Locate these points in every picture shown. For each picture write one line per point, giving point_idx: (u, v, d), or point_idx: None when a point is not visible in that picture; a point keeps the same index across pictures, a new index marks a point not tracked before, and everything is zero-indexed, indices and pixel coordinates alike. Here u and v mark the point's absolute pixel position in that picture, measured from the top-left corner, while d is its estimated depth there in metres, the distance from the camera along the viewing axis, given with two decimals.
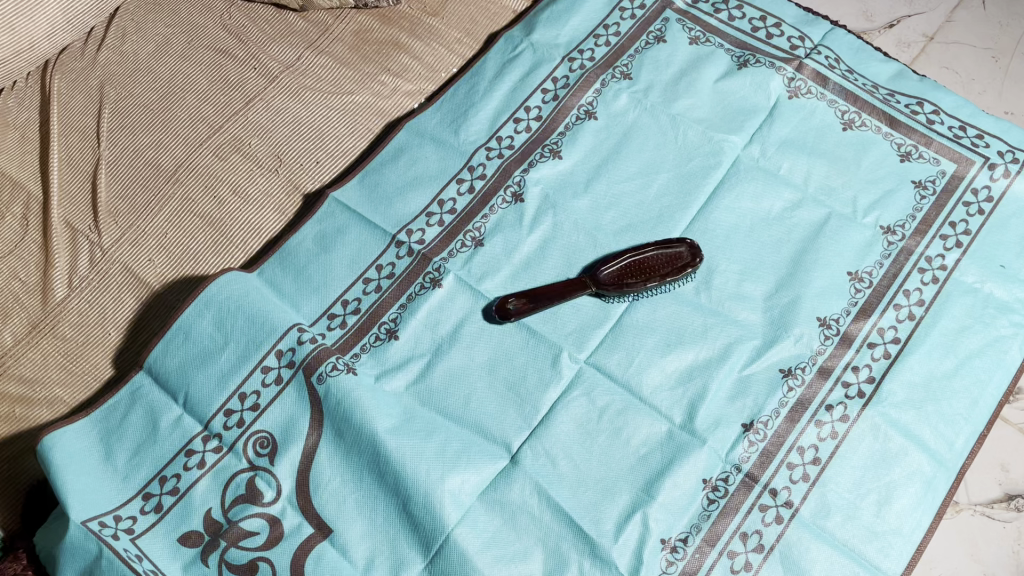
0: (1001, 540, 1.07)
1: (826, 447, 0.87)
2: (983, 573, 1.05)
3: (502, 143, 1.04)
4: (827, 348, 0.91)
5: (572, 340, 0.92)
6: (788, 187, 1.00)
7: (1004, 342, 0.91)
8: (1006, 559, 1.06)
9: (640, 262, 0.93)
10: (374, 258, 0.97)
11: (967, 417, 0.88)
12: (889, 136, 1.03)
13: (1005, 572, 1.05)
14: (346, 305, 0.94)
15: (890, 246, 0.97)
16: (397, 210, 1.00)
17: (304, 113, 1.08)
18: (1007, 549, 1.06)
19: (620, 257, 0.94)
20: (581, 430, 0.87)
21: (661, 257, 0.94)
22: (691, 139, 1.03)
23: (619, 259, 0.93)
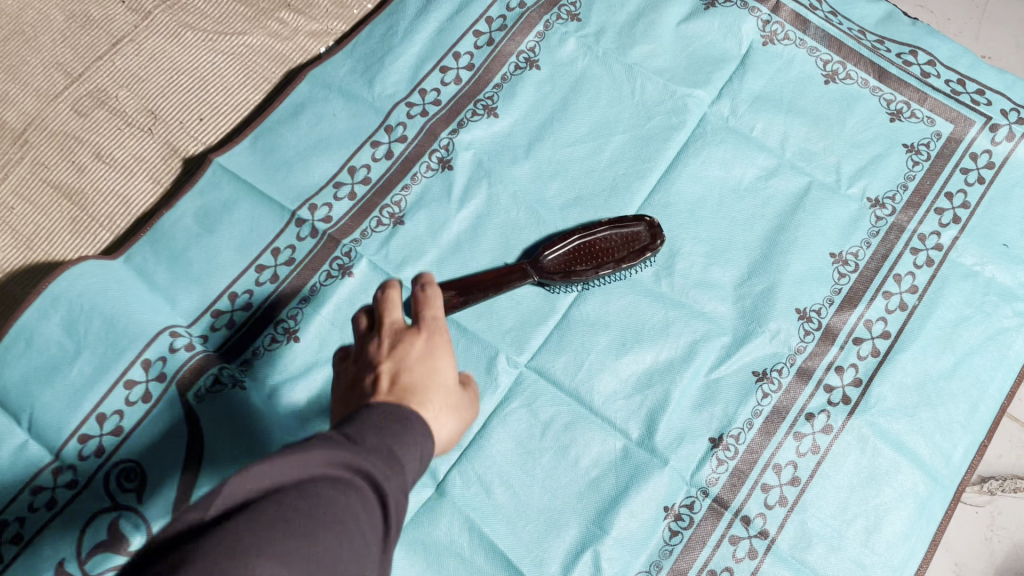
0: (972, 525, 0.91)
1: (807, 465, 0.74)
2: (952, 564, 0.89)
3: (425, 97, 0.87)
4: (807, 346, 0.78)
5: (511, 340, 0.77)
6: (762, 151, 0.85)
7: (1008, 335, 0.79)
8: (978, 546, 0.90)
9: (594, 243, 0.78)
10: (270, 240, 0.80)
11: (965, 425, 0.76)
12: (877, 91, 0.88)
13: (976, 562, 0.90)
14: (234, 299, 0.77)
15: (878, 222, 0.83)
16: (298, 180, 0.82)
17: (186, 59, 0.88)
18: (979, 535, 0.91)
19: (570, 237, 0.78)
20: (521, 450, 0.73)
21: (620, 235, 0.78)
22: (650, 93, 0.87)
23: (568, 238, 0.78)
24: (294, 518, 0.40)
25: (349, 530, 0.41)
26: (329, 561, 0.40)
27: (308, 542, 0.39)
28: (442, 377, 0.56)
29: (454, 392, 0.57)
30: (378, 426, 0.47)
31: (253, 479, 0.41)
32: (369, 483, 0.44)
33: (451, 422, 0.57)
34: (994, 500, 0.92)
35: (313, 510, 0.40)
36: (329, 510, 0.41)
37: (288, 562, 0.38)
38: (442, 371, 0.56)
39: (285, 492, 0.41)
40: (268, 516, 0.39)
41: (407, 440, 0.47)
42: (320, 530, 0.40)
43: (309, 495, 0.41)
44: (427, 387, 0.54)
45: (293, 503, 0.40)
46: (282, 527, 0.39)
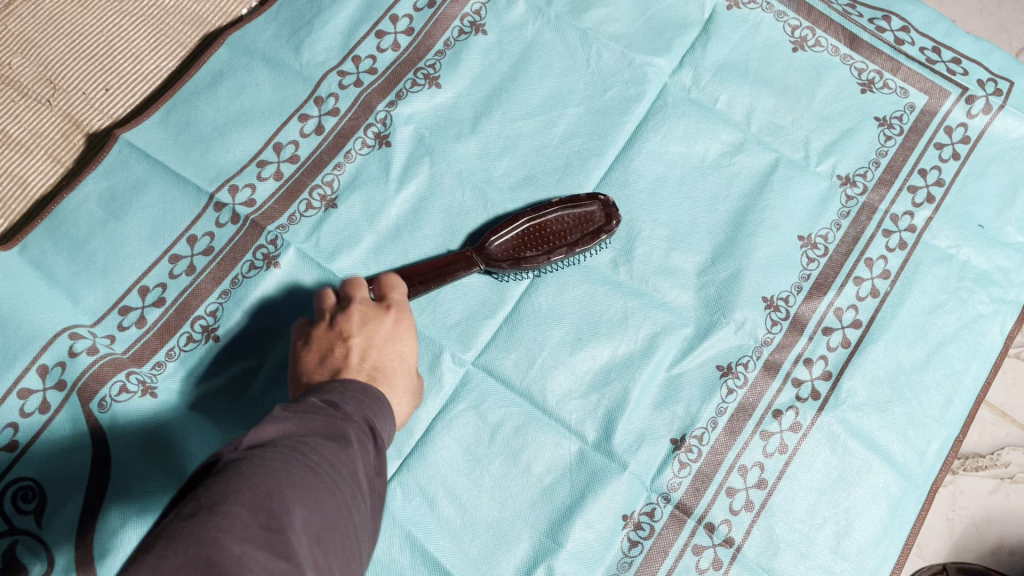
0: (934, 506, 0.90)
1: (774, 466, 0.69)
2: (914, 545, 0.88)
3: (359, 65, 0.78)
4: (774, 337, 0.73)
5: (456, 336, 0.70)
6: (726, 125, 0.79)
7: (983, 323, 0.75)
8: (940, 527, 0.89)
9: (547, 225, 0.71)
10: (184, 227, 0.72)
11: (939, 420, 0.72)
12: (848, 60, 0.82)
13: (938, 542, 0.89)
14: (145, 294, 0.69)
15: (848, 201, 0.78)
16: (217, 159, 0.74)
17: (88, 21, 0.77)
18: (941, 515, 0.90)
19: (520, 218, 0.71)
20: (467, 458, 0.67)
21: (574, 215, 0.72)
22: (607, 62, 0.80)
23: (519, 220, 0.71)
24: (319, 466, 0.45)
25: (358, 486, 0.47)
26: (344, 509, 0.45)
27: (329, 489, 0.45)
28: (405, 358, 0.62)
29: (413, 376, 0.63)
30: (374, 397, 0.53)
31: (278, 430, 0.47)
32: (370, 446, 0.50)
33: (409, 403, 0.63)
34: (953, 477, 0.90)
35: (333, 463, 0.46)
36: (345, 464, 0.46)
37: (317, 504, 0.43)
38: (404, 353, 0.62)
39: (306, 443, 0.46)
40: (302, 463, 0.45)
41: (388, 414, 0.53)
42: (337, 482, 0.45)
43: (329, 448, 0.46)
44: (398, 365, 0.61)
45: (319, 454, 0.46)
46: (311, 475, 0.44)
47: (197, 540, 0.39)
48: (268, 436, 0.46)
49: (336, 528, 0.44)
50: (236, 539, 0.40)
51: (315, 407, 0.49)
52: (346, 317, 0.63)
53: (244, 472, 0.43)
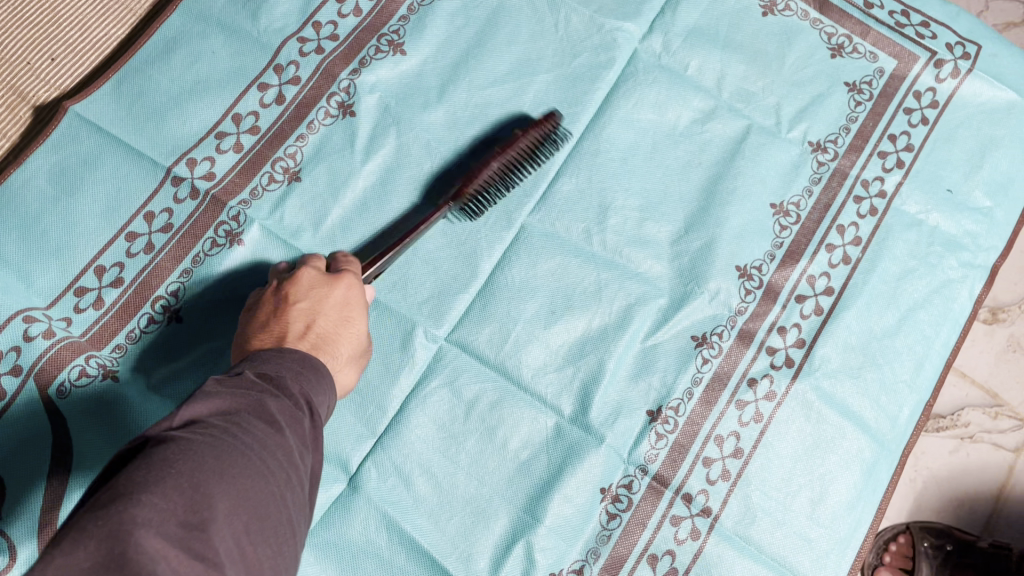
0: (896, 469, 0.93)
1: (750, 435, 0.69)
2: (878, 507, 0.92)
3: (320, 31, 0.75)
4: (748, 306, 0.73)
5: (427, 311, 0.69)
6: (697, 92, 0.78)
7: (953, 288, 0.75)
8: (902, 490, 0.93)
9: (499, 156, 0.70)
10: (141, 204, 0.69)
11: (910, 385, 0.72)
12: (818, 24, 0.81)
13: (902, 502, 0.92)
14: (101, 274, 0.67)
15: (820, 168, 0.77)
16: (173, 132, 0.71)
17: None
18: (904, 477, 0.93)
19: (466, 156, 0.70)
20: (442, 435, 0.66)
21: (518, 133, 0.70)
22: (576, 27, 0.78)
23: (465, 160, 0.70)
24: (246, 453, 0.43)
25: (288, 473, 0.45)
26: (271, 497, 0.43)
27: (256, 477, 0.43)
28: (354, 331, 0.61)
29: (361, 347, 0.62)
30: (308, 377, 0.52)
31: (203, 413, 0.45)
32: (299, 426, 0.48)
33: (354, 370, 0.62)
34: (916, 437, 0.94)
35: (262, 450, 0.44)
36: (274, 451, 0.45)
37: (243, 494, 0.41)
38: (354, 322, 0.61)
39: (232, 428, 0.44)
40: (228, 448, 0.43)
41: (324, 387, 0.52)
42: (266, 470, 0.43)
43: (256, 432, 0.45)
44: (344, 333, 0.60)
45: (246, 441, 0.44)
46: (238, 461, 0.42)
47: (111, 533, 0.36)
48: (191, 419, 0.44)
49: (263, 517, 0.42)
50: (155, 533, 0.37)
51: (245, 388, 0.47)
52: (294, 280, 0.61)
53: (168, 457, 0.40)
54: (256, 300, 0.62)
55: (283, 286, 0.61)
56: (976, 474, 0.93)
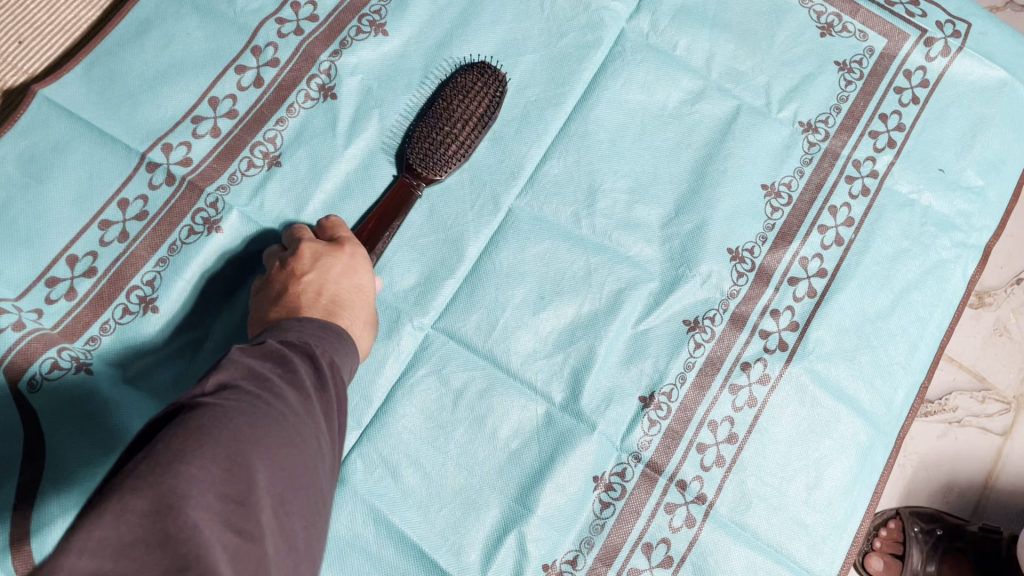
0: None
1: (744, 420, 0.68)
2: None
3: (299, 11, 0.73)
4: (740, 290, 0.71)
5: (413, 298, 0.67)
6: (686, 73, 0.77)
7: (946, 268, 0.74)
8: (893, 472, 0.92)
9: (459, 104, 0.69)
10: (114, 190, 0.66)
11: (905, 367, 0.71)
12: (807, 2, 0.80)
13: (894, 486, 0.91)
14: (73, 263, 0.64)
15: (811, 148, 0.76)
16: (147, 116, 0.69)
17: None
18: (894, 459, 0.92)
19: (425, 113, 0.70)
20: (431, 424, 0.64)
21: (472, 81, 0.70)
22: (562, 6, 0.76)
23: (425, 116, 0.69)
24: (279, 421, 0.42)
25: (317, 442, 0.44)
26: (303, 467, 0.43)
27: (289, 447, 0.42)
28: (364, 293, 0.59)
29: (372, 308, 0.60)
30: (332, 343, 0.50)
31: (234, 376, 0.43)
32: (327, 393, 0.47)
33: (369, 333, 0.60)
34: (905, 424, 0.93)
35: (294, 418, 0.43)
36: (305, 419, 0.44)
37: (277, 464, 0.41)
38: (357, 283, 0.59)
39: (264, 393, 0.43)
40: (263, 415, 0.41)
41: (349, 352, 0.51)
42: (298, 439, 0.42)
43: (287, 399, 0.43)
44: (353, 296, 0.58)
45: (279, 408, 0.42)
46: (271, 430, 0.41)
47: (156, 505, 0.35)
48: (222, 383, 0.42)
49: (295, 487, 0.41)
50: (197, 505, 0.36)
51: (273, 353, 0.46)
52: (297, 255, 0.59)
53: (205, 424, 0.39)
54: (267, 284, 0.59)
55: (287, 262, 0.59)
56: (965, 459, 0.92)
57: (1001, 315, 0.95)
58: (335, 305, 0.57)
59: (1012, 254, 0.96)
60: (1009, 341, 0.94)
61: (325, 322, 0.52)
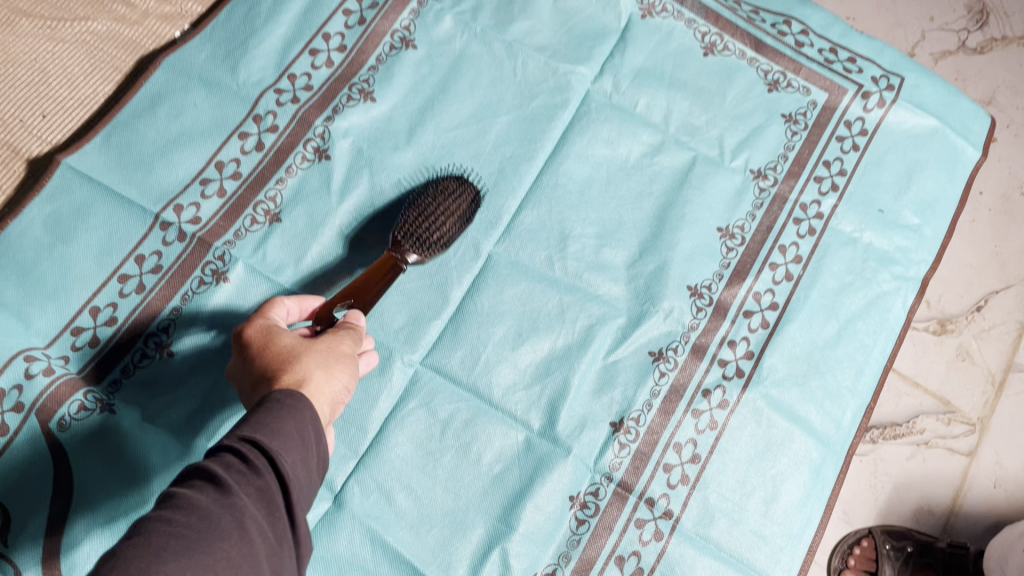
0: (858, 475, 0.99)
1: (705, 441, 0.75)
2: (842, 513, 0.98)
3: (295, 83, 0.81)
4: (700, 323, 0.78)
5: (403, 338, 0.74)
6: (646, 128, 0.85)
7: (888, 299, 0.82)
8: (865, 495, 0.99)
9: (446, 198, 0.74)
10: (132, 247, 0.74)
11: (852, 390, 0.78)
12: (754, 62, 0.89)
13: (865, 508, 0.99)
14: (95, 314, 0.71)
15: (761, 194, 0.84)
16: (160, 179, 0.76)
17: (20, 49, 0.77)
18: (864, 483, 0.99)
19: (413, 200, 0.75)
20: (421, 452, 0.71)
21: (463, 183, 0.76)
22: (532, 71, 0.85)
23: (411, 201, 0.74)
24: (182, 533, 0.42)
25: (240, 532, 0.43)
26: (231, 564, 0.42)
27: (197, 555, 0.41)
28: (288, 338, 0.58)
29: (318, 341, 0.57)
30: (267, 413, 0.49)
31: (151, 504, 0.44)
32: (257, 479, 0.46)
33: (340, 377, 0.56)
34: (876, 448, 1.00)
35: (209, 519, 0.43)
36: (217, 517, 0.43)
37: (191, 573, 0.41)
38: (294, 345, 0.56)
39: (170, 510, 0.43)
40: (173, 531, 0.42)
41: (281, 416, 0.49)
42: (207, 542, 0.42)
43: (195, 507, 0.43)
44: (289, 360, 0.55)
45: (182, 521, 0.42)
46: (171, 546, 0.41)
47: None
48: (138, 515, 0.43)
49: None
50: None
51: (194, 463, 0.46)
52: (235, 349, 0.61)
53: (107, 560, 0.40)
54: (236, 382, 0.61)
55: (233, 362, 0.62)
56: (933, 480, 1.00)
57: (964, 341, 1.03)
58: (275, 374, 0.54)
59: (972, 281, 1.05)
60: (971, 365, 1.03)
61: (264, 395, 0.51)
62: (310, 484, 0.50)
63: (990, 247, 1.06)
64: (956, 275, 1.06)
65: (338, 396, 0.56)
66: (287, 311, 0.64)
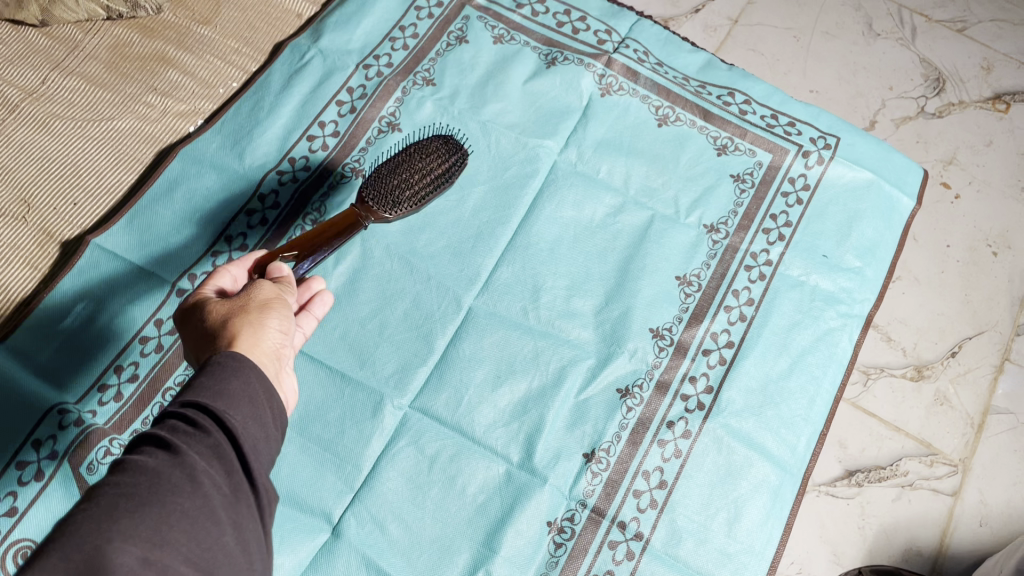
0: (846, 518, 1.09)
1: (671, 468, 0.82)
2: (833, 554, 1.07)
3: (295, 164, 0.93)
4: (662, 361, 0.87)
5: (393, 384, 0.82)
6: (608, 191, 0.95)
7: (834, 335, 0.90)
8: (853, 536, 1.08)
9: (419, 160, 0.87)
10: (152, 312, 0.83)
11: (806, 418, 0.85)
12: (704, 130, 0.99)
13: (856, 549, 1.07)
14: (120, 372, 0.81)
15: (715, 245, 0.93)
16: (176, 253, 0.86)
17: (55, 147, 0.88)
18: (853, 525, 1.08)
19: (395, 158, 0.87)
20: (410, 486, 0.78)
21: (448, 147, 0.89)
22: (505, 146, 0.96)
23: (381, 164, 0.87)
24: (132, 493, 0.49)
25: (192, 484, 0.50)
26: (178, 514, 0.49)
27: (150, 507, 0.49)
28: (217, 304, 0.65)
29: (241, 301, 0.66)
30: (212, 377, 0.56)
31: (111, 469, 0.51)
32: (202, 440, 0.53)
33: (272, 327, 0.64)
34: (863, 491, 1.10)
35: (156, 478, 0.50)
36: (166, 474, 0.50)
37: (138, 527, 0.48)
38: (220, 311, 0.65)
39: (127, 473, 0.50)
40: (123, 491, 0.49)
41: (223, 377, 0.56)
42: (155, 497, 0.49)
43: (144, 468, 0.50)
44: (218, 322, 0.63)
45: (131, 482, 0.49)
46: (122, 505, 0.48)
47: None
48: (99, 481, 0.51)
49: (170, 533, 0.49)
50: None
51: (149, 431, 0.54)
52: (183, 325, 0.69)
53: (66, 524, 0.47)
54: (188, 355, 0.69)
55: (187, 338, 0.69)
56: (920, 520, 1.09)
57: (941, 386, 1.16)
58: (213, 336, 0.63)
59: (945, 329, 1.20)
60: (949, 409, 1.15)
61: (209, 358, 0.58)
62: (267, 434, 0.57)
63: (962, 295, 1.22)
64: (930, 324, 1.20)
65: (276, 345, 0.64)
66: (234, 280, 0.73)
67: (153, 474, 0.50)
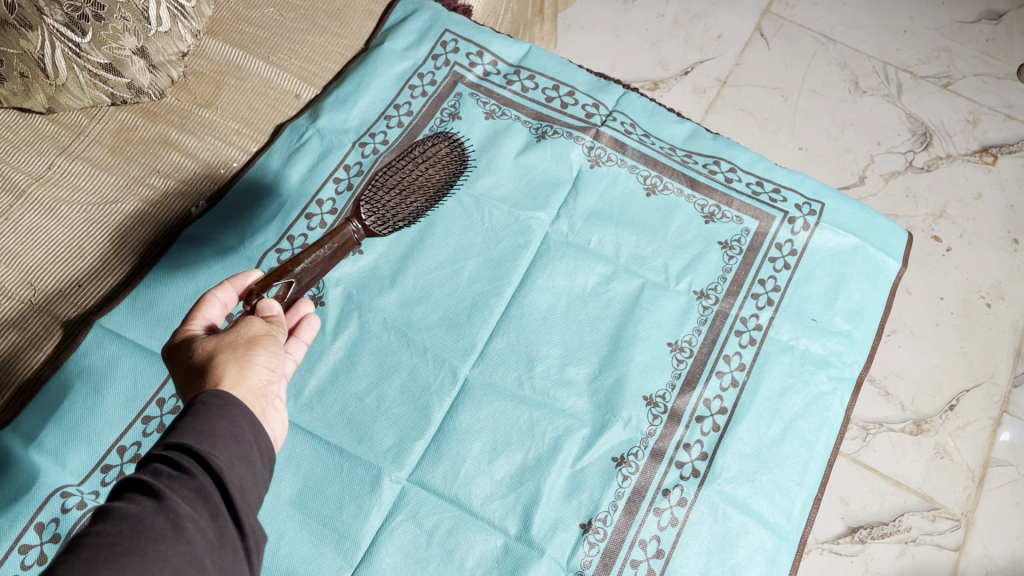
0: None
1: (668, 537, 0.83)
2: None
3: (294, 242, 0.95)
4: (656, 429, 0.88)
5: (390, 458, 0.83)
6: (600, 260, 0.97)
7: (826, 399, 0.91)
8: None
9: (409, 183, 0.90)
10: (154, 392, 0.85)
11: (800, 483, 0.86)
12: (691, 198, 1.02)
13: None
14: (122, 453, 0.82)
15: (705, 311, 0.95)
16: None
17: (61, 232, 0.90)
18: None
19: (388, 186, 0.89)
20: (409, 561, 0.79)
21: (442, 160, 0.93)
22: (498, 219, 0.98)
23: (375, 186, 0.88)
24: (114, 543, 0.49)
25: (176, 531, 0.51)
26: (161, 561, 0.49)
27: (134, 556, 0.48)
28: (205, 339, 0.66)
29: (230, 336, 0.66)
30: (198, 418, 0.57)
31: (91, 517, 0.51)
32: (184, 485, 0.53)
33: (260, 364, 0.65)
34: (866, 548, 1.13)
35: (140, 526, 0.50)
36: (149, 521, 0.50)
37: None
38: (208, 346, 0.65)
39: (109, 521, 0.50)
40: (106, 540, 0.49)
41: (208, 418, 0.57)
42: (138, 545, 0.49)
43: (126, 516, 0.50)
44: (205, 359, 0.64)
45: (115, 531, 0.49)
46: (104, 555, 0.48)
47: None
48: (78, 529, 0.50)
49: None
50: None
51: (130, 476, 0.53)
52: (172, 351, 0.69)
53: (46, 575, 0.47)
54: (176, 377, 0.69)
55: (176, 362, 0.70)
56: None
57: (940, 439, 1.20)
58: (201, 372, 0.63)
59: (941, 382, 1.23)
60: (949, 462, 1.18)
61: (195, 399, 0.59)
62: (252, 474, 0.58)
63: (956, 349, 1.26)
64: (926, 379, 1.24)
65: (263, 381, 0.65)
66: (223, 306, 0.74)
67: (137, 521, 0.50)
